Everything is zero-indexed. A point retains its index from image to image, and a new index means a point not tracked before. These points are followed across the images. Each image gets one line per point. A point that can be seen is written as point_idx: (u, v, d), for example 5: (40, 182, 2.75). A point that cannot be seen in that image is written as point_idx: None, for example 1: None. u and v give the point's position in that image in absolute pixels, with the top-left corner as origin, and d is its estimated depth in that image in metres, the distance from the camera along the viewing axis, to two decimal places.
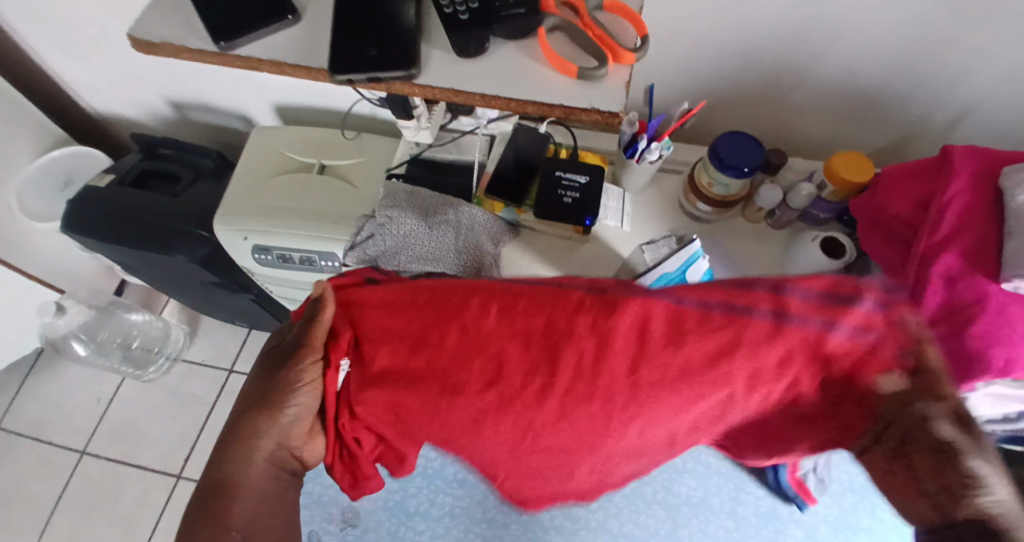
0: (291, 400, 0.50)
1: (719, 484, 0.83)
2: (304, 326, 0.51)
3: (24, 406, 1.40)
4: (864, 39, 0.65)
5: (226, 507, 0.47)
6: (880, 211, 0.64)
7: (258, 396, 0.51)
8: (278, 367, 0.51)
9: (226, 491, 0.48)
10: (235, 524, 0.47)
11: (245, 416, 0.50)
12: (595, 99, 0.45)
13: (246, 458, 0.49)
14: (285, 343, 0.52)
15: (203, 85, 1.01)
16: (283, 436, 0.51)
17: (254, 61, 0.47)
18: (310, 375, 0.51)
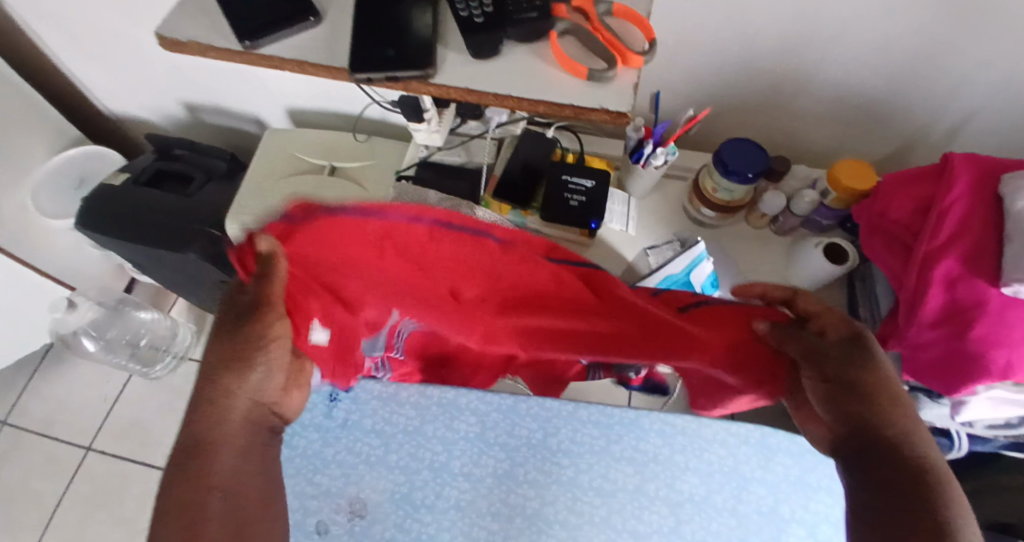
0: (259, 355, 0.54)
1: (722, 482, 0.83)
2: (259, 283, 0.54)
3: (31, 403, 1.41)
4: (868, 49, 0.66)
5: (205, 465, 0.50)
6: (881, 217, 0.65)
7: (222, 358, 0.53)
8: (241, 326, 0.54)
9: (203, 448, 0.50)
10: (216, 482, 0.49)
11: (216, 378, 0.52)
12: (605, 100, 0.46)
13: (222, 415, 0.52)
14: (236, 304, 0.55)
15: (218, 88, 1.03)
16: (253, 392, 0.54)
17: (277, 60, 0.49)
18: (281, 328, 0.55)
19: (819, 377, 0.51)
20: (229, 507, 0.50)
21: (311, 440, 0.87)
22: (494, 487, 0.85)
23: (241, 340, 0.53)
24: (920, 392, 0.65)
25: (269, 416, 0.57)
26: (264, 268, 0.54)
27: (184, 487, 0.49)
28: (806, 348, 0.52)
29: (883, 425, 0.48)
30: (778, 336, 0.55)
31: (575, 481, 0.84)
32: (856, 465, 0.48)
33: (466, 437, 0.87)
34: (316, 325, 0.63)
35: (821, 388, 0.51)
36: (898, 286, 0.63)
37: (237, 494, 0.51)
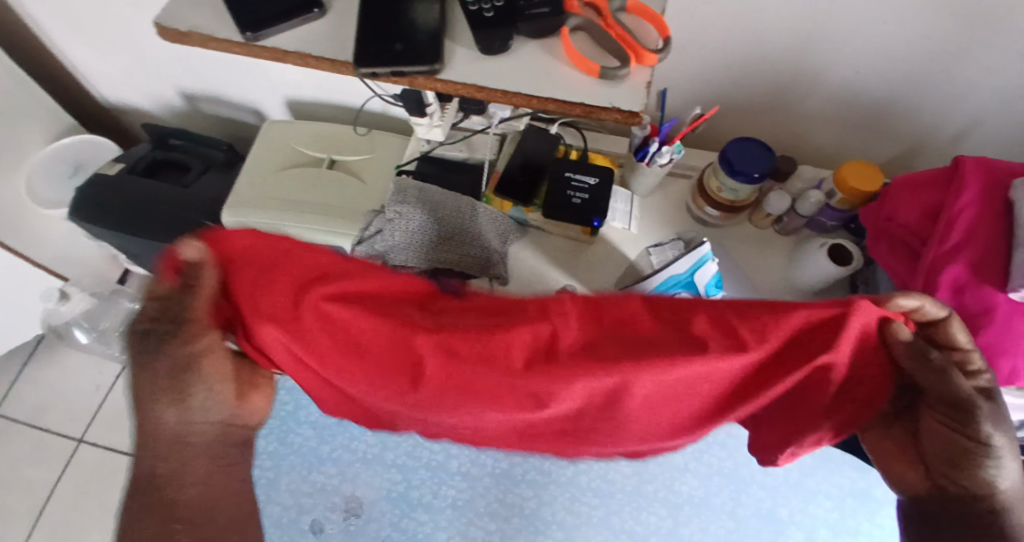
0: (193, 377, 0.48)
1: (720, 485, 0.83)
2: (182, 295, 0.47)
3: (23, 393, 1.40)
4: (878, 51, 0.65)
5: (169, 495, 0.49)
6: (889, 221, 0.64)
7: (150, 390, 0.48)
8: (161, 352, 0.47)
9: (160, 484, 0.49)
10: (176, 514, 0.49)
11: (151, 413, 0.49)
12: (616, 99, 0.45)
13: (175, 450, 0.49)
14: (156, 329, 0.47)
15: (216, 78, 1.02)
16: (200, 416, 0.50)
17: (280, 52, 0.47)
18: (207, 345, 0.48)
19: (953, 431, 0.46)
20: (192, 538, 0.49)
21: (307, 437, 0.87)
22: (492, 486, 0.84)
23: (163, 371, 0.48)
24: None
25: (230, 429, 0.52)
26: (188, 279, 0.47)
27: (143, 525, 0.48)
28: (954, 393, 0.45)
29: (999, 488, 0.46)
30: (913, 364, 0.46)
31: (573, 482, 0.84)
32: (943, 519, 0.48)
33: None
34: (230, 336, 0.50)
35: (953, 441, 0.46)
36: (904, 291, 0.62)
37: (202, 522, 0.50)
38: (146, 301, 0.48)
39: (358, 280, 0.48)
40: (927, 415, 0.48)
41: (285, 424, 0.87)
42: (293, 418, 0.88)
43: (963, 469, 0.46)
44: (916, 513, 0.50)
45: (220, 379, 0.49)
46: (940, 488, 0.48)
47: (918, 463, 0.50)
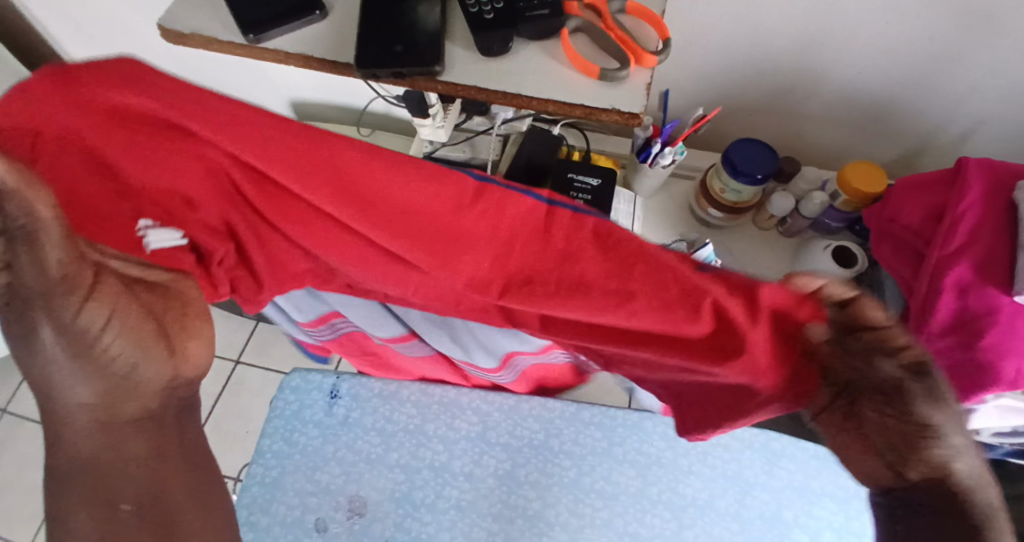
0: (100, 339, 0.41)
1: (724, 487, 0.83)
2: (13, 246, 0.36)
3: (31, 391, 1.41)
4: (880, 51, 0.65)
5: (103, 483, 0.41)
6: (892, 222, 0.64)
7: (43, 364, 0.40)
8: (30, 319, 0.39)
9: (97, 467, 0.41)
10: (121, 496, 0.41)
11: (55, 388, 0.41)
12: (618, 100, 0.45)
13: (110, 427, 0.43)
14: (16, 297, 0.38)
15: (220, 80, 1.02)
16: (120, 382, 0.43)
17: (282, 54, 0.48)
18: (101, 297, 0.41)
19: (895, 419, 0.39)
20: (144, 525, 0.41)
21: (311, 437, 0.87)
22: (494, 487, 0.84)
23: (54, 344, 0.40)
24: None
25: (164, 392, 0.45)
26: (13, 227, 0.36)
27: (81, 513, 0.40)
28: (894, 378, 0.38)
29: (956, 472, 0.39)
30: (831, 351, 0.41)
31: (576, 483, 0.84)
32: (920, 516, 0.41)
33: (467, 436, 0.87)
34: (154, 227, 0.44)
35: (899, 429, 0.39)
36: (907, 292, 0.62)
37: (155, 504, 0.42)
38: None
39: (294, 155, 0.42)
40: (868, 408, 0.40)
41: (290, 424, 0.88)
42: (298, 418, 0.88)
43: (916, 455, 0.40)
44: (888, 512, 0.43)
45: (133, 336, 0.43)
46: (903, 480, 0.41)
47: (875, 456, 0.42)
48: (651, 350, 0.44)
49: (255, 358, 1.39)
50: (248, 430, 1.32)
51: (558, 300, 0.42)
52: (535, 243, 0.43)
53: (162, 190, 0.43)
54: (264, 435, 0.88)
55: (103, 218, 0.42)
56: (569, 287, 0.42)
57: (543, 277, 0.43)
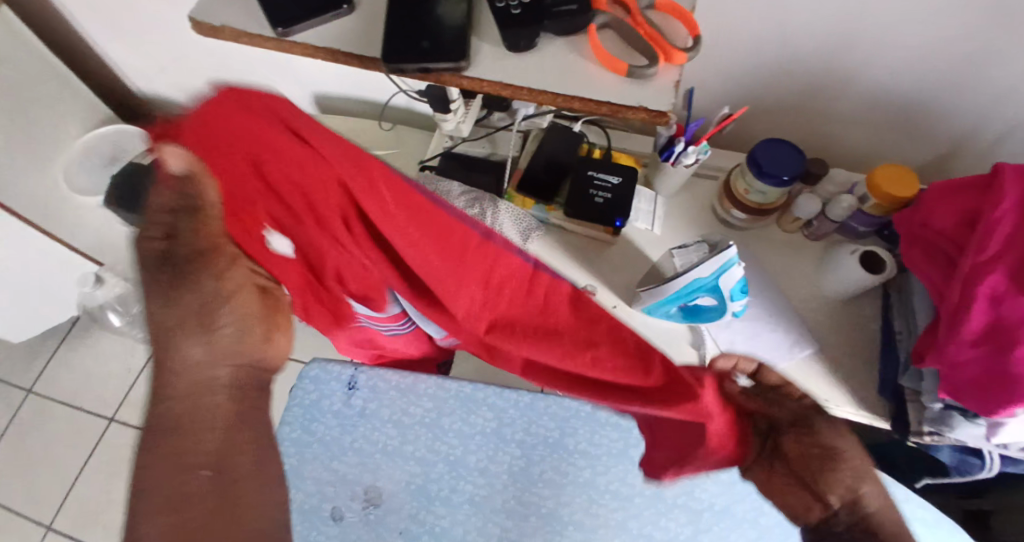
0: (221, 311, 0.45)
1: (744, 493, 0.81)
2: (185, 215, 0.43)
3: (58, 373, 1.47)
4: (916, 52, 0.63)
5: (183, 450, 0.43)
6: (924, 227, 0.62)
7: (173, 319, 0.44)
8: (173, 282, 0.44)
9: (182, 429, 0.43)
10: (201, 460, 0.43)
11: (173, 342, 0.44)
12: (646, 99, 0.44)
13: (198, 395, 0.45)
14: (168, 255, 0.43)
15: (246, 72, 1.03)
16: (225, 353, 0.46)
17: (310, 48, 0.48)
18: (234, 277, 0.46)
19: (806, 443, 0.52)
20: (216, 490, 0.42)
21: (329, 427, 0.88)
22: (509, 484, 0.85)
23: (194, 302, 0.44)
24: (953, 411, 0.62)
25: (253, 373, 0.48)
26: (187, 197, 0.43)
27: (161, 473, 0.42)
28: (790, 412, 0.54)
29: (862, 492, 0.51)
30: (751, 401, 0.56)
31: (591, 483, 0.84)
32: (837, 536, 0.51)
33: (483, 432, 0.87)
34: (275, 231, 0.47)
35: (807, 452, 0.52)
36: (936, 299, 0.60)
37: (230, 472, 0.43)
38: (149, 220, 0.43)
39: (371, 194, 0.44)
40: (786, 439, 0.54)
41: (308, 414, 0.89)
42: (317, 408, 0.89)
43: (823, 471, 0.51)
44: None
45: (243, 317, 0.47)
46: (824, 504, 0.52)
47: (798, 485, 0.53)
48: (616, 399, 0.55)
49: None
50: None
51: (533, 345, 0.51)
52: (521, 298, 0.50)
53: (302, 194, 0.44)
54: (283, 424, 0.88)
55: (245, 207, 0.45)
56: (544, 334, 0.51)
57: (523, 322, 0.51)
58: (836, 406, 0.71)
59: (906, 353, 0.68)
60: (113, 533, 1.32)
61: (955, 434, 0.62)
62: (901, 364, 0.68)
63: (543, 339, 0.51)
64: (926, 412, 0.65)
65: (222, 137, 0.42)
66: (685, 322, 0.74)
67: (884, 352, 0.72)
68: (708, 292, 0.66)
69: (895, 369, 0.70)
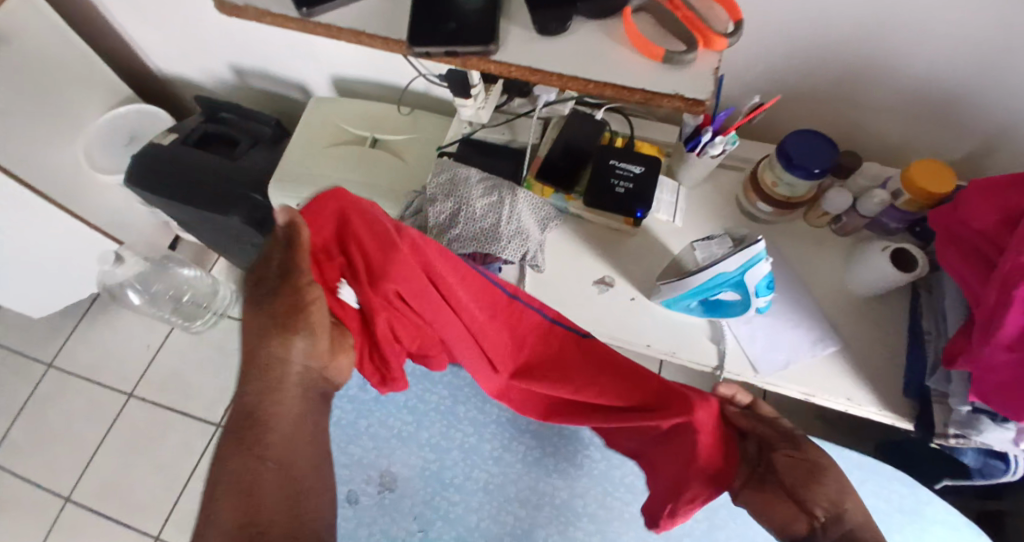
0: (301, 322, 0.54)
1: None
2: (289, 253, 0.55)
3: (78, 348, 1.51)
4: (962, 41, 0.60)
5: (259, 430, 0.52)
6: (964, 226, 0.59)
7: (266, 322, 0.54)
8: (269, 293, 0.54)
9: (254, 418, 0.52)
10: (268, 450, 0.51)
11: (263, 344, 0.54)
12: (682, 86, 0.43)
13: (274, 388, 0.53)
14: (269, 276, 0.55)
15: (266, 53, 1.02)
16: (296, 360, 0.54)
17: (334, 29, 0.47)
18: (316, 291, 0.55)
19: (794, 453, 0.57)
20: (281, 475, 0.51)
21: (345, 411, 0.89)
22: (523, 473, 0.84)
23: (280, 308, 0.54)
24: (982, 415, 0.60)
25: (315, 379, 0.57)
26: (286, 237, 0.54)
27: (239, 455, 0.51)
28: (784, 433, 0.60)
29: (845, 506, 0.54)
30: (744, 421, 0.63)
31: (606, 475, 0.83)
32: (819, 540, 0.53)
33: (498, 421, 0.87)
34: (345, 284, 0.59)
35: (796, 466, 0.56)
36: (975, 304, 0.58)
37: (290, 465, 0.52)
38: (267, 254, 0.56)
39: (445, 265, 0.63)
40: (778, 452, 0.58)
41: None
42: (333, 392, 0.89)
43: (809, 484, 0.55)
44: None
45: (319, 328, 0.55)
46: (812, 518, 0.54)
47: (785, 498, 0.56)
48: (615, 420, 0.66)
49: None
50: None
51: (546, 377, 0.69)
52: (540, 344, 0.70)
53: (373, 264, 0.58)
54: None
55: (327, 264, 0.58)
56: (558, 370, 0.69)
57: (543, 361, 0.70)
58: (858, 405, 0.69)
59: (933, 355, 0.66)
60: (129, 506, 1.35)
61: (982, 437, 0.60)
62: (928, 365, 0.66)
63: (563, 376, 0.69)
64: (952, 415, 0.63)
65: (327, 232, 0.59)
66: (705, 317, 0.73)
67: (910, 351, 0.70)
68: (732, 287, 0.65)
69: (922, 370, 0.68)
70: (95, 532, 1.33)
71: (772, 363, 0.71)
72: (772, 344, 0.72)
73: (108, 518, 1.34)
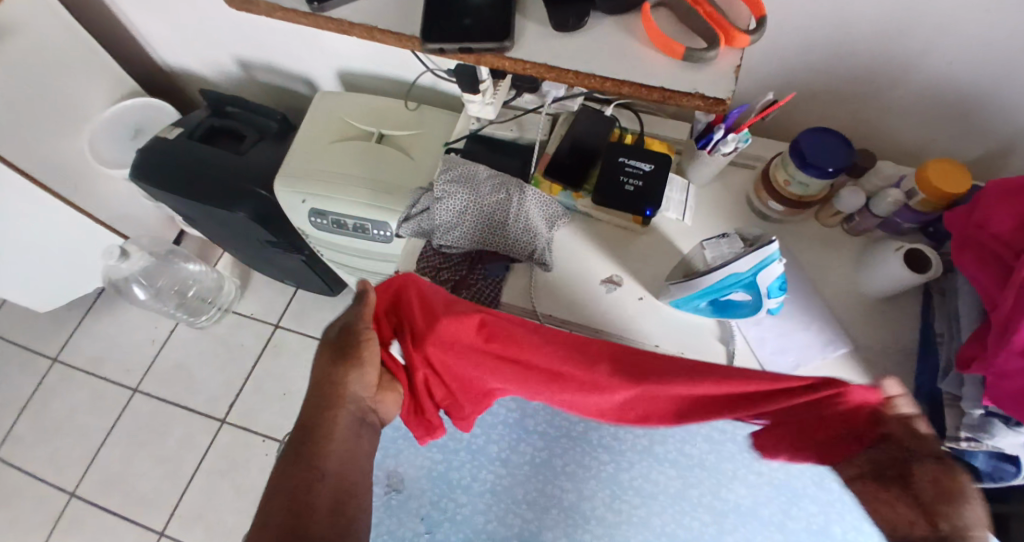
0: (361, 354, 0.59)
1: (769, 495, 0.79)
2: (358, 306, 0.61)
3: (83, 342, 1.51)
4: (982, 39, 0.59)
5: (318, 445, 0.55)
6: (979, 229, 0.58)
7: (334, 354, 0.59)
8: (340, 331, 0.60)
9: (314, 432, 0.55)
10: (323, 463, 0.54)
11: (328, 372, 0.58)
12: (702, 85, 0.42)
13: (330, 409, 0.57)
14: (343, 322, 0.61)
15: (272, 47, 1.02)
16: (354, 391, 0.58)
17: (345, 24, 0.46)
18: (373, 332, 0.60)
19: (949, 473, 0.48)
20: (333, 489, 0.54)
21: None
22: (531, 475, 0.84)
23: (339, 340, 0.60)
24: (995, 418, 0.59)
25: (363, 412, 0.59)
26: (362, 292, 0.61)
27: (300, 468, 0.53)
28: (935, 450, 0.50)
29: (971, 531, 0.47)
30: (898, 428, 0.52)
31: (615, 478, 0.82)
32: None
33: (506, 422, 0.86)
34: (395, 341, 0.65)
35: (938, 487, 0.48)
36: (989, 307, 0.57)
37: (344, 477, 0.55)
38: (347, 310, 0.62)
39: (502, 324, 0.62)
40: (924, 468, 0.49)
41: None
42: None
43: (946, 506, 0.47)
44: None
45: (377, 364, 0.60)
46: (934, 530, 0.48)
47: (906, 503, 0.50)
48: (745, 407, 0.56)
49: (295, 324, 1.51)
50: (285, 392, 1.44)
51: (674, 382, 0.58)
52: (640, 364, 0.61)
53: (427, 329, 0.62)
54: None
55: (385, 324, 0.64)
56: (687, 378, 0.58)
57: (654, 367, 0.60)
58: None
59: (946, 357, 0.65)
60: (134, 500, 1.36)
61: (993, 442, 0.59)
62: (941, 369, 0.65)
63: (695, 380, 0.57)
64: (965, 419, 0.61)
65: (387, 299, 0.65)
66: (714, 317, 0.72)
67: (922, 354, 0.69)
68: (744, 288, 0.64)
69: (933, 375, 0.67)
70: (100, 526, 1.34)
71: (781, 366, 0.70)
72: (781, 347, 0.71)
73: (113, 511, 1.35)
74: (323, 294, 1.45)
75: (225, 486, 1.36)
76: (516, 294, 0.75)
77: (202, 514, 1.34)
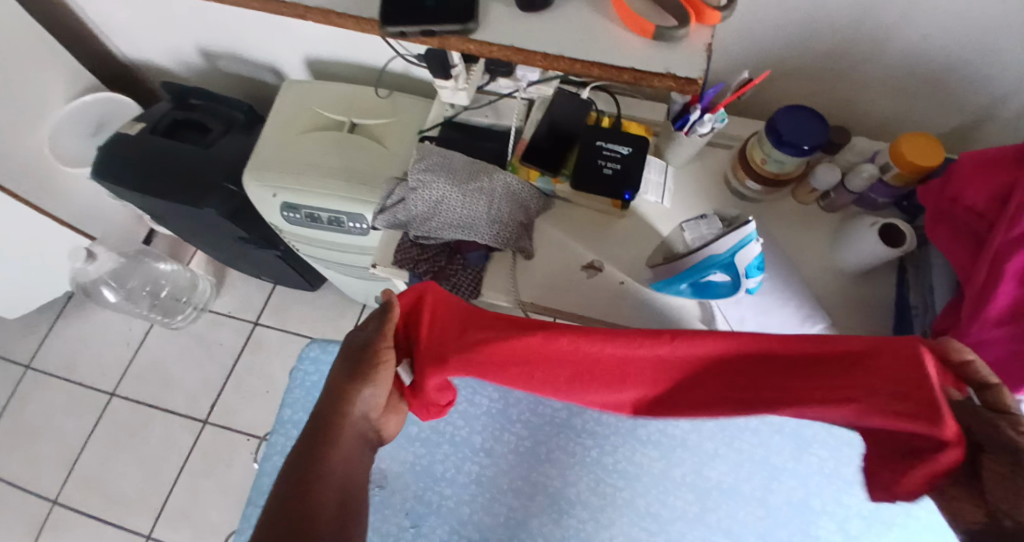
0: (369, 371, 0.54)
1: (750, 471, 0.78)
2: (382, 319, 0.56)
3: (55, 347, 1.47)
4: (950, 12, 0.59)
5: (320, 458, 0.52)
6: (954, 202, 0.59)
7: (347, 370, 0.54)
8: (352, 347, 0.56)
9: (320, 445, 0.52)
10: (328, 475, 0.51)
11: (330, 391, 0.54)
12: (673, 65, 0.42)
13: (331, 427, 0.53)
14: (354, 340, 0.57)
15: (235, 34, 0.98)
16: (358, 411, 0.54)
17: (300, 8, 0.44)
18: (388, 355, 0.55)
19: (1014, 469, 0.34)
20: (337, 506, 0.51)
21: None
22: (515, 464, 0.84)
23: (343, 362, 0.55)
24: None
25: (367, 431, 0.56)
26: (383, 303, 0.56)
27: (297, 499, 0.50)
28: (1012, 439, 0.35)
29: None
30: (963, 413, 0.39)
31: (598, 463, 0.82)
32: None
33: (489, 413, 0.86)
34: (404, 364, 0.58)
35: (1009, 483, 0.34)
36: (963, 279, 0.58)
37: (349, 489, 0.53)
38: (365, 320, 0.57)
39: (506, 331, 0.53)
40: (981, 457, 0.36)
41: (309, 394, 0.86)
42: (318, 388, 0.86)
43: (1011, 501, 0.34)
44: None
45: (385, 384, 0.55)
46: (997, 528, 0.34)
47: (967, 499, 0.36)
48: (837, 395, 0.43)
49: (274, 321, 1.48)
50: (267, 389, 1.42)
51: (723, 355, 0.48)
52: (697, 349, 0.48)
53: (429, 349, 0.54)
54: (284, 405, 0.86)
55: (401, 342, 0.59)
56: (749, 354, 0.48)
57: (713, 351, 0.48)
58: None
59: (920, 329, 0.66)
60: (116, 505, 1.33)
61: None
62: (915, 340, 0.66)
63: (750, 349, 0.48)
64: None
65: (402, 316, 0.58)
66: (694, 298, 0.72)
67: (898, 327, 0.70)
68: (722, 269, 0.63)
69: None
70: (82, 532, 1.31)
71: None
72: (762, 325, 0.71)
73: (95, 517, 1.32)
74: (302, 289, 1.42)
75: (210, 486, 1.34)
76: (495, 285, 0.74)
77: (188, 515, 1.31)
